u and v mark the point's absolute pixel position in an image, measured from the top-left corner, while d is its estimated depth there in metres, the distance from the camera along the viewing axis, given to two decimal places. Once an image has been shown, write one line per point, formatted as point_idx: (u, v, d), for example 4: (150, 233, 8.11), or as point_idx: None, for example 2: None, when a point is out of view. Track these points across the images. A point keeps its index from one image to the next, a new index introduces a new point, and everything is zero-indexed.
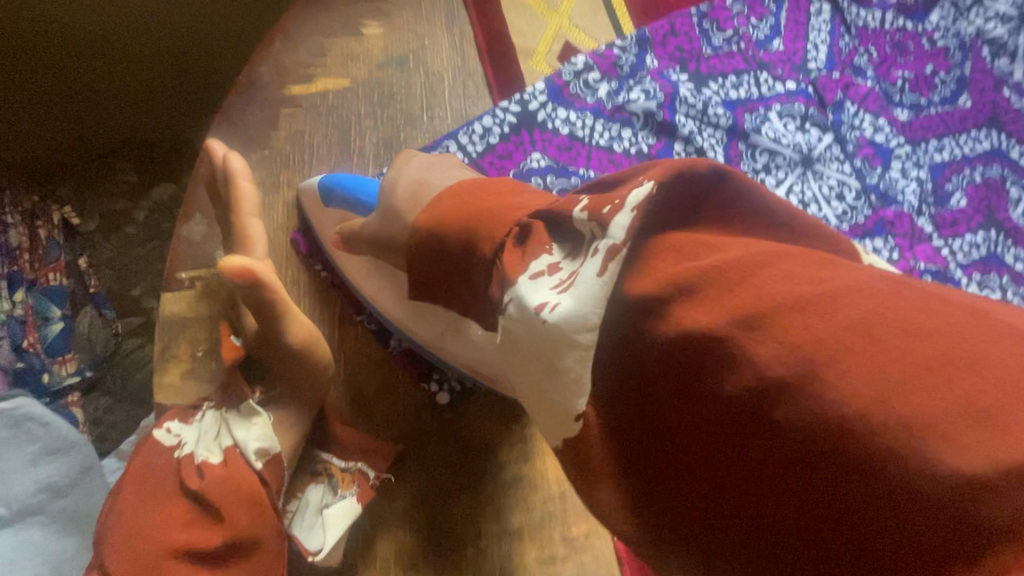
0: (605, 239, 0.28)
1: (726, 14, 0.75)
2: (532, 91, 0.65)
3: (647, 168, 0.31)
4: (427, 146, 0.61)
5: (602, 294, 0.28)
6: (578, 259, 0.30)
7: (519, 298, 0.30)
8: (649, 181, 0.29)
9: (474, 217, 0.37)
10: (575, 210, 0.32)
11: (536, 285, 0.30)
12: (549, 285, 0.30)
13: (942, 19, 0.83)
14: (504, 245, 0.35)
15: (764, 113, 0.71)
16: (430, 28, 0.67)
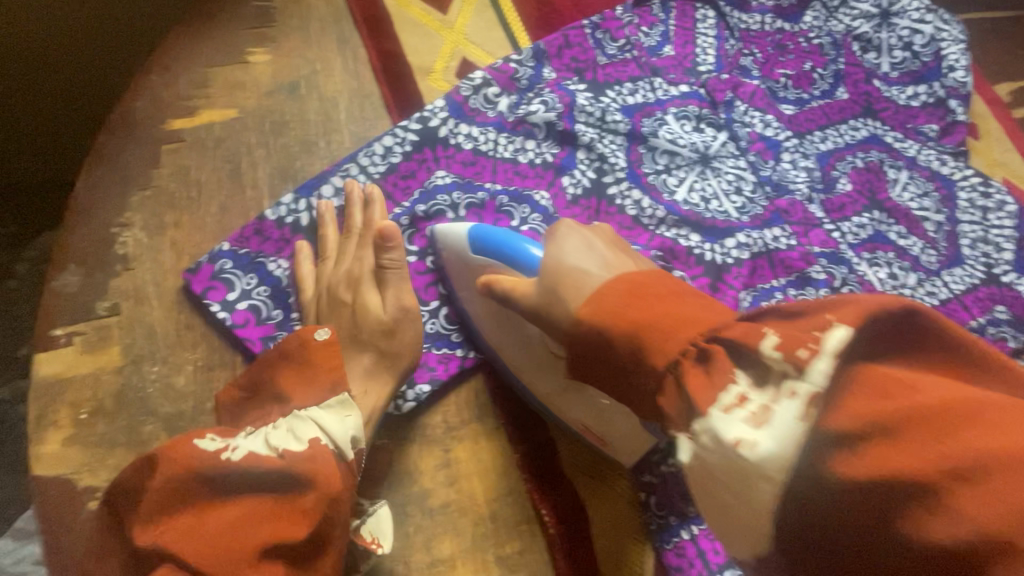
0: (807, 385, 0.31)
1: (617, 23, 0.78)
2: (431, 108, 0.65)
3: (837, 302, 0.33)
4: (326, 171, 0.60)
5: (801, 435, 0.30)
6: (770, 394, 0.32)
7: (717, 431, 0.32)
8: (848, 326, 0.31)
9: (660, 310, 0.36)
10: (766, 345, 0.33)
11: (732, 419, 0.32)
12: (732, 410, 0.33)
13: (816, 18, 0.89)
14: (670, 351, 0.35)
15: (661, 116, 0.74)
16: (321, 53, 0.66)
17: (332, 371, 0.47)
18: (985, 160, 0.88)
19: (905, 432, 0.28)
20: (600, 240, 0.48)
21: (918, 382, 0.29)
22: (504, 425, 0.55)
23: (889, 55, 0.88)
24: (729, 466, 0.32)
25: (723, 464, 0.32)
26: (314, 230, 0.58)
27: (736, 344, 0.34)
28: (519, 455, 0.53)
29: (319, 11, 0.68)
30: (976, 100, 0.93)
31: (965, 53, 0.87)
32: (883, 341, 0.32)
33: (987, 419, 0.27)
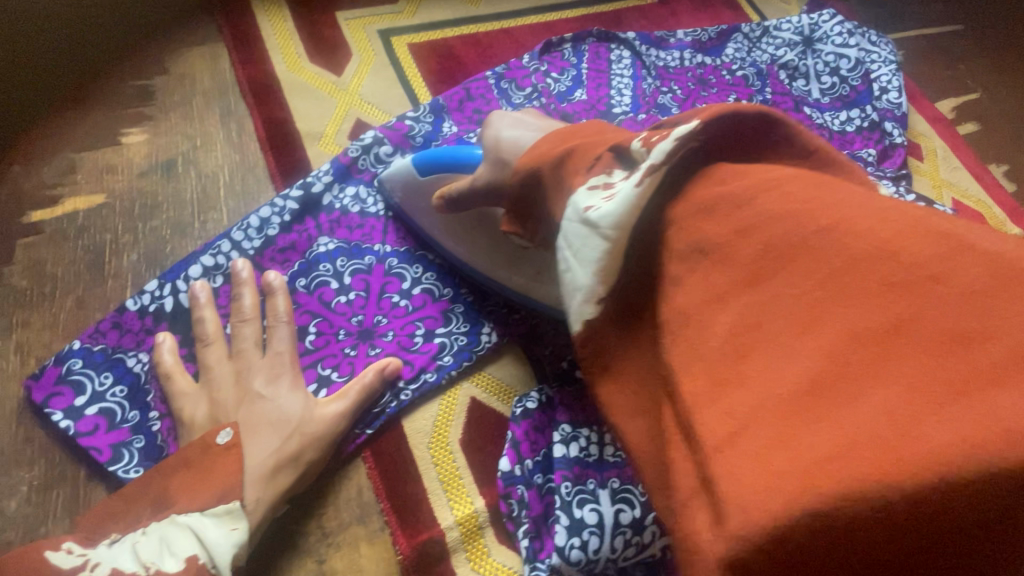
0: (649, 159, 0.33)
1: (523, 72, 0.76)
2: (316, 175, 0.62)
3: (697, 110, 0.35)
4: (196, 251, 0.56)
5: (642, 201, 0.33)
6: (627, 177, 0.35)
7: (577, 204, 0.36)
8: (696, 120, 0.33)
9: (567, 152, 0.40)
10: (635, 140, 0.37)
11: (592, 195, 0.36)
12: (594, 189, 0.36)
13: (738, 51, 0.86)
14: (572, 172, 0.39)
15: None
16: (202, 128, 0.63)
17: (226, 477, 0.44)
18: (931, 182, 0.84)
19: (748, 210, 0.30)
20: (531, 115, 0.52)
21: (751, 170, 0.32)
22: (389, 525, 0.49)
23: (816, 82, 0.85)
24: (580, 235, 0.35)
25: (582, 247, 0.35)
26: (179, 317, 0.53)
27: (617, 148, 0.39)
28: (402, 559, 0.47)
29: (204, 85, 0.66)
30: (917, 120, 0.89)
31: (896, 74, 0.84)
32: (729, 135, 0.34)
33: (786, 169, 0.33)
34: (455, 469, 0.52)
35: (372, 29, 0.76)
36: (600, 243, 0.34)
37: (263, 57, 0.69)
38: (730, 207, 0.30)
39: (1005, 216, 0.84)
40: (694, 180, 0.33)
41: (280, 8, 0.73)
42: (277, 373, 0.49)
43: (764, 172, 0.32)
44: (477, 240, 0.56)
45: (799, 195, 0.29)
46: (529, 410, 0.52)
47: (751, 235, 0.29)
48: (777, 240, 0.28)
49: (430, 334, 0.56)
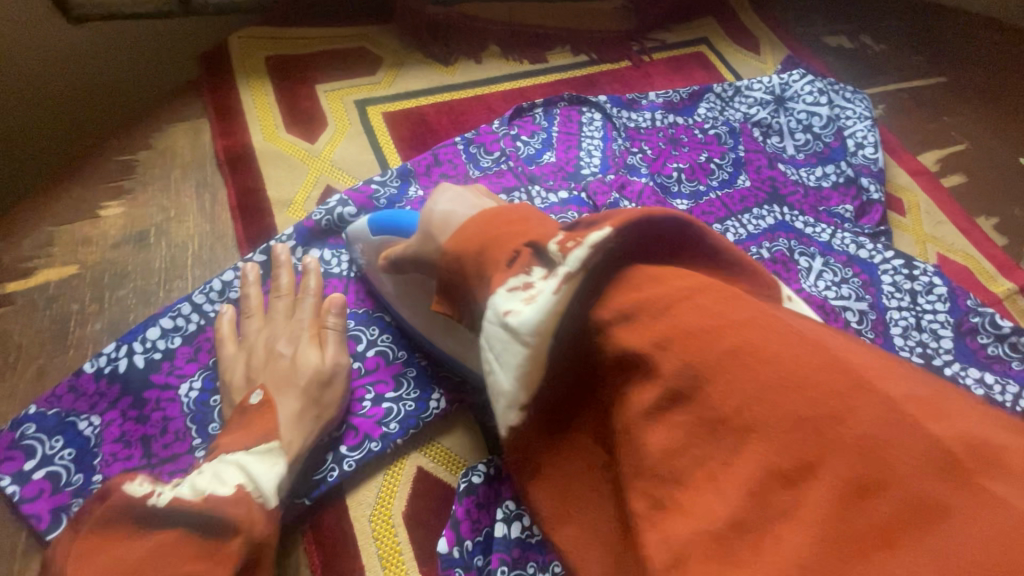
0: (565, 266, 0.36)
1: (491, 137, 0.78)
2: (279, 237, 0.64)
3: (612, 217, 0.39)
4: (157, 315, 0.58)
5: (557, 307, 0.36)
6: (546, 278, 0.37)
7: (497, 306, 0.38)
8: (608, 227, 0.37)
9: (486, 243, 0.42)
10: (552, 242, 0.39)
11: (512, 296, 0.38)
12: (513, 290, 0.38)
13: (710, 110, 0.88)
14: (495, 263, 0.41)
15: None
16: (177, 199, 0.66)
17: None
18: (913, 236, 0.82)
19: (662, 322, 0.33)
20: (473, 192, 0.53)
21: (666, 277, 0.35)
22: None
23: (790, 138, 0.85)
24: (502, 338, 0.38)
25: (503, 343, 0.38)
26: (134, 379, 0.55)
27: (536, 244, 0.40)
28: None
29: (184, 158, 0.69)
30: (898, 174, 0.88)
31: (871, 129, 0.85)
32: (643, 240, 0.38)
33: (701, 275, 0.36)
34: (395, 544, 0.50)
35: (348, 99, 0.79)
36: (521, 350, 0.37)
37: (242, 128, 0.73)
38: (652, 318, 0.33)
39: (996, 271, 0.81)
40: (613, 288, 0.36)
41: (264, 83, 0.77)
42: (282, 390, 0.51)
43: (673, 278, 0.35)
44: (416, 301, 0.57)
45: (714, 315, 0.32)
46: (473, 485, 0.51)
47: (668, 347, 0.32)
48: (692, 358, 0.31)
49: (378, 399, 0.56)
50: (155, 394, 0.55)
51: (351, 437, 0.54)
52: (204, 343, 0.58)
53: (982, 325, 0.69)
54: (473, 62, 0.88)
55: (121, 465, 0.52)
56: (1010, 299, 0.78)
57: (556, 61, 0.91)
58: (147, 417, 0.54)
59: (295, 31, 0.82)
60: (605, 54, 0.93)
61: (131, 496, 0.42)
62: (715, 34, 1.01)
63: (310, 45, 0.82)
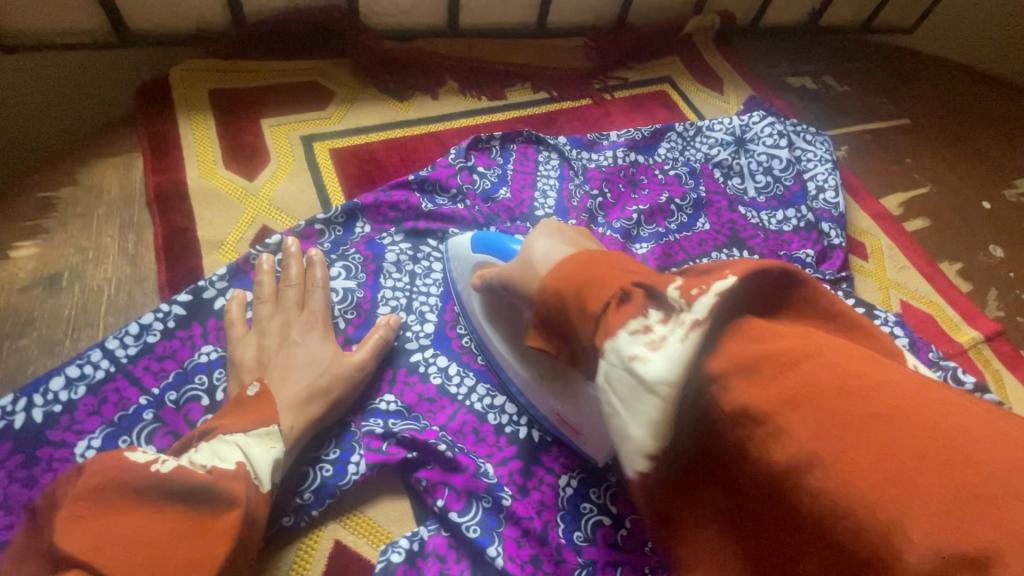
0: (692, 313, 0.32)
1: (443, 171, 0.74)
2: (209, 279, 0.61)
3: (730, 264, 0.35)
4: (62, 364, 0.53)
5: (689, 358, 0.31)
6: (670, 324, 0.33)
7: (618, 349, 0.33)
8: (733, 275, 0.33)
9: (591, 282, 0.38)
10: (671, 287, 0.34)
11: (634, 340, 0.33)
12: (636, 334, 0.33)
13: (670, 150, 0.86)
14: (603, 301, 0.36)
15: None
16: (98, 239, 0.62)
17: None
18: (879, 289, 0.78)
19: (749, 348, 0.31)
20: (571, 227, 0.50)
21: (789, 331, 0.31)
22: None
23: (752, 180, 0.84)
24: (627, 385, 0.33)
25: (619, 392, 0.33)
26: (26, 436, 0.50)
27: (649, 286, 0.35)
28: None
29: (110, 195, 0.66)
30: (860, 217, 0.87)
31: (832, 173, 0.84)
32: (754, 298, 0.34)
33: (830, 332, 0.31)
34: None
35: (294, 135, 0.76)
36: (656, 403, 0.31)
37: (178, 163, 0.69)
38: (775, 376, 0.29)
39: (960, 318, 0.78)
40: (727, 339, 0.32)
41: (205, 117, 0.74)
42: (287, 373, 0.52)
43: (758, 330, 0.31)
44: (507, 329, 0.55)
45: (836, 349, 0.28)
46: (392, 565, 0.47)
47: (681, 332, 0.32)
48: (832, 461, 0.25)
49: (315, 458, 0.52)
50: (49, 453, 0.50)
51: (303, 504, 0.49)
52: (112, 394, 0.53)
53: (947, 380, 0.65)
54: (429, 97, 0.85)
55: None
56: (974, 350, 0.75)
57: (514, 97, 0.89)
58: (35, 479, 0.49)
59: (245, 63, 0.80)
60: (565, 91, 0.92)
61: (132, 462, 0.41)
62: (678, 73, 1.00)
63: (260, 76, 0.79)
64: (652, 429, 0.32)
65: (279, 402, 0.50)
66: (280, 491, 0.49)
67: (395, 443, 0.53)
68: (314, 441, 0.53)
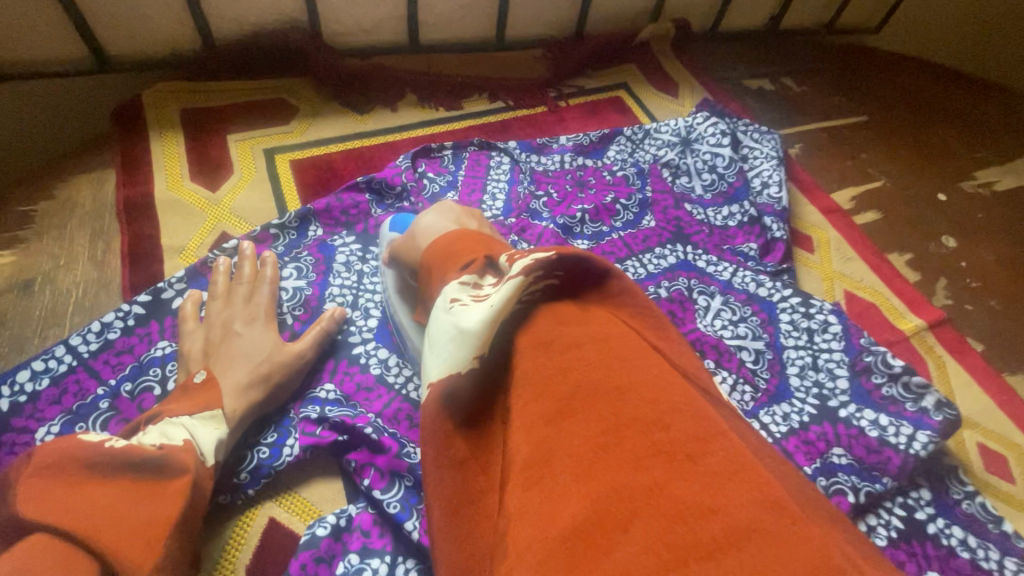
0: (509, 271, 0.39)
1: (391, 172, 0.78)
2: (168, 281, 0.65)
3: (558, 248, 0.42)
4: (29, 358, 0.58)
5: (500, 304, 0.37)
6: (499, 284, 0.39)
7: (448, 295, 0.42)
8: (553, 249, 0.38)
9: (450, 257, 0.46)
10: (503, 258, 0.42)
11: (462, 290, 0.41)
12: (464, 285, 0.42)
13: (619, 152, 0.89)
14: (452, 270, 0.45)
15: None
16: (70, 247, 0.68)
17: None
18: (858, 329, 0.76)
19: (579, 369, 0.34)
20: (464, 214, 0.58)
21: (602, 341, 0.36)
22: None
23: (697, 179, 0.87)
24: (443, 326, 0.40)
25: (447, 317, 0.40)
26: None
27: (491, 257, 0.44)
28: None
29: (84, 207, 0.72)
30: (809, 211, 0.88)
31: (777, 169, 0.86)
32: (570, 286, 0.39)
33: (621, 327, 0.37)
34: None
35: (258, 148, 0.82)
36: (457, 338, 0.38)
37: (147, 177, 0.75)
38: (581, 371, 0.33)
39: (906, 308, 0.79)
40: (537, 314, 0.37)
41: (175, 134, 0.80)
42: (226, 365, 0.56)
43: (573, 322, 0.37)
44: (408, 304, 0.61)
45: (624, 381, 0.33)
46: (316, 538, 0.50)
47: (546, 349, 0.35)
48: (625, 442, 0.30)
49: (252, 443, 0.56)
50: (12, 438, 0.54)
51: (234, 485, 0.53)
52: (73, 385, 0.58)
53: (876, 364, 0.68)
54: (388, 110, 0.90)
55: None
56: (917, 337, 0.76)
57: (471, 107, 0.94)
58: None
59: (214, 83, 0.86)
60: (521, 99, 0.96)
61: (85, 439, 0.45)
62: (634, 78, 1.04)
63: (228, 95, 0.86)
64: (451, 364, 0.38)
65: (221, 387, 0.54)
66: (218, 472, 0.53)
67: (328, 426, 0.56)
68: (255, 426, 0.57)
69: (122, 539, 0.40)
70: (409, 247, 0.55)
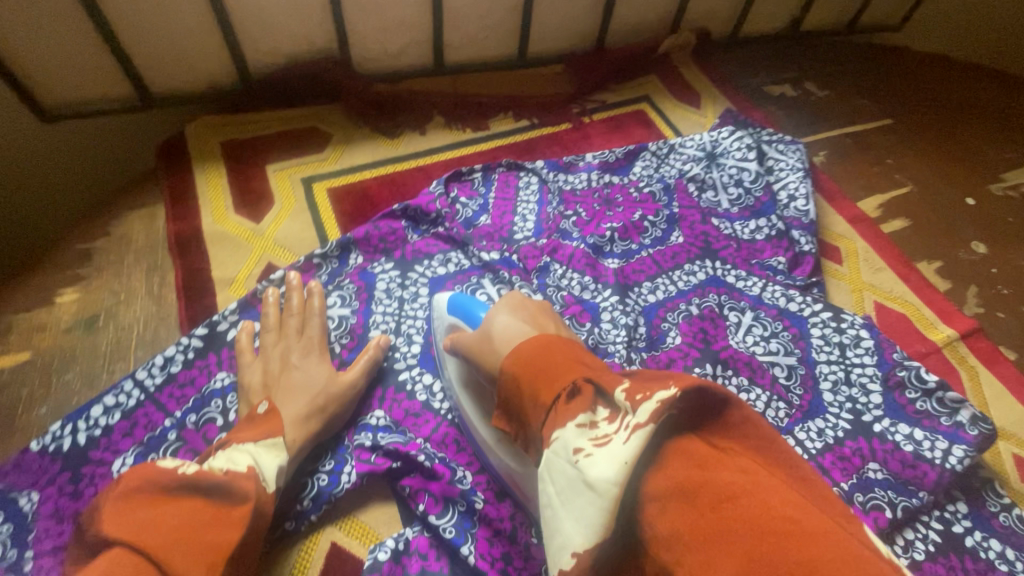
0: (634, 418, 0.36)
1: (425, 198, 0.81)
2: (222, 313, 0.69)
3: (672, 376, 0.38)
4: (100, 393, 0.62)
5: (631, 457, 0.34)
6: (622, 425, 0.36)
7: (566, 445, 0.38)
8: (674, 386, 0.36)
9: (544, 377, 0.43)
10: (618, 390, 0.39)
11: (580, 434, 0.38)
12: (581, 428, 0.38)
13: (645, 168, 0.91)
14: (553, 393, 0.42)
15: (476, 281, 0.76)
16: (128, 283, 0.72)
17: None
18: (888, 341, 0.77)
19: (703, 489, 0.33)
20: (533, 306, 0.56)
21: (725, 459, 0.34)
22: None
23: (724, 193, 0.88)
24: (569, 480, 0.37)
25: (568, 471, 0.37)
26: (72, 456, 0.59)
27: (599, 384, 0.41)
28: None
29: (137, 242, 0.75)
30: (836, 221, 0.89)
31: (803, 181, 0.87)
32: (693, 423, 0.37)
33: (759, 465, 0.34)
34: None
35: (296, 177, 0.84)
36: (595, 500, 0.34)
37: (194, 211, 0.78)
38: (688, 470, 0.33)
39: (936, 317, 0.80)
40: (668, 460, 0.35)
41: (217, 167, 0.83)
42: (287, 397, 0.59)
43: (702, 466, 0.34)
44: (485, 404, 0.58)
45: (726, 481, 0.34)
46: (378, 562, 0.53)
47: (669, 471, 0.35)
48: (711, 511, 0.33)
49: (312, 470, 0.59)
50: (91, 469, 0.59)
51: (298, 510, 0.57)
52: (142, 418, 0.62)
53: (909, 379, 0.69)
54: (417, 133, 0.93)
55: (51, 542, 0.55)
56: (949, 348, 0.77)
57: (497, 127, 0.96)
58: (81, 492, 0.57)
59: (250, 114, 0.88)
60: (545, 117, 0.98)
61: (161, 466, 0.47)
62: (656, 90, 1.05)
63: (264, 126, 0.88)
64: (592, 530, 0.34)
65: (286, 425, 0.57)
66: (283, 499, 0.57)
67: (382, 453, 0.60)
68: (313, 453, 0.60)
69: (187, 566, 0.41)
70: (487, 351, 0.53)
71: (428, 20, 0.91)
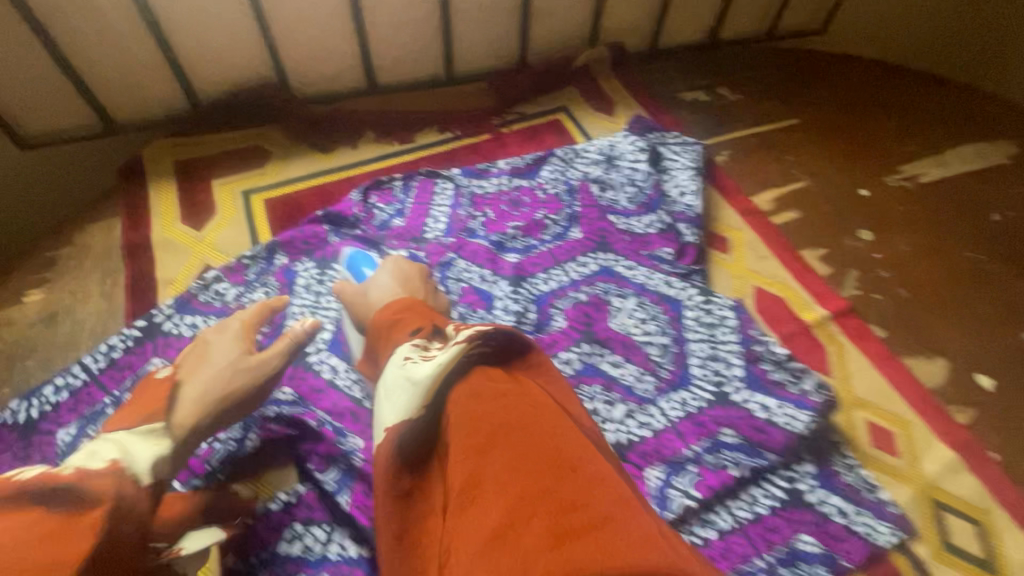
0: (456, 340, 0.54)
1: (344, 204, 0.91)
2: (160, 308, 0.80)
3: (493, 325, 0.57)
4: (52, 376, 0.73)
5: (442, 363, 0.51)
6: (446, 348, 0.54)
7: (404, 355, 0.57)
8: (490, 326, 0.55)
9: (396, 320, 0.63)
10: (451, 329, 0.59)
11: (415, 352, 0.57)
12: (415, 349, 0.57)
13: (552, 172, 1.00)
14: (400, 331, 0.62)
15: None
16: (85, 284, 0.83)
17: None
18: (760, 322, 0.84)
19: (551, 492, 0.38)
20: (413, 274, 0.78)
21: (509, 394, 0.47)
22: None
23: (622, 191, 0.96)
24: (399, 378, 0.54)
25: (401, 372, 0.54)
26: (25, 427, 0.70)
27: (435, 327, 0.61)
28: None
29: (95, 249, 0.87)
30: (728, 214, 0.96)
31: (692, 179, 0.95)
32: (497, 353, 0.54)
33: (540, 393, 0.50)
34: None
35: (237, 190, 0.96)
36: (410, 389, 0.52)
37: (146, 221, 0.90)
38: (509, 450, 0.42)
39: (811, 299, 0.86)
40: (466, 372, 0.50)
41: (168, 182, 0.95)
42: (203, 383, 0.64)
43: (489, 392, 0.48)
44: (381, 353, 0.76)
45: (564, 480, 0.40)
46: (268, 510, 0.63)
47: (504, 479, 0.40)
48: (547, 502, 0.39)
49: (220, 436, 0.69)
50: (39, 438, 0.69)
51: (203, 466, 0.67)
52: (86, 396, 0.73)
53: (763, 352, 0.76)
54: (348, 147, 1.04)
55: None
56: (819, 326, 0.83)
57: (422, 139, 1.06)
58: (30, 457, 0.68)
59: (200, 136, 1.00)
60: (467, 129, 1.08)
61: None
62: (574, 101, 1.14)
63: (212, 145, 1.00)
64: (402, 408, 0.51)
65: (181, 393, 0.62)
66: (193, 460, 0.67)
67: (281, 421, 0.69)
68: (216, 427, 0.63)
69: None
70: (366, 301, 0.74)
71: (356, 47, 1.03)
